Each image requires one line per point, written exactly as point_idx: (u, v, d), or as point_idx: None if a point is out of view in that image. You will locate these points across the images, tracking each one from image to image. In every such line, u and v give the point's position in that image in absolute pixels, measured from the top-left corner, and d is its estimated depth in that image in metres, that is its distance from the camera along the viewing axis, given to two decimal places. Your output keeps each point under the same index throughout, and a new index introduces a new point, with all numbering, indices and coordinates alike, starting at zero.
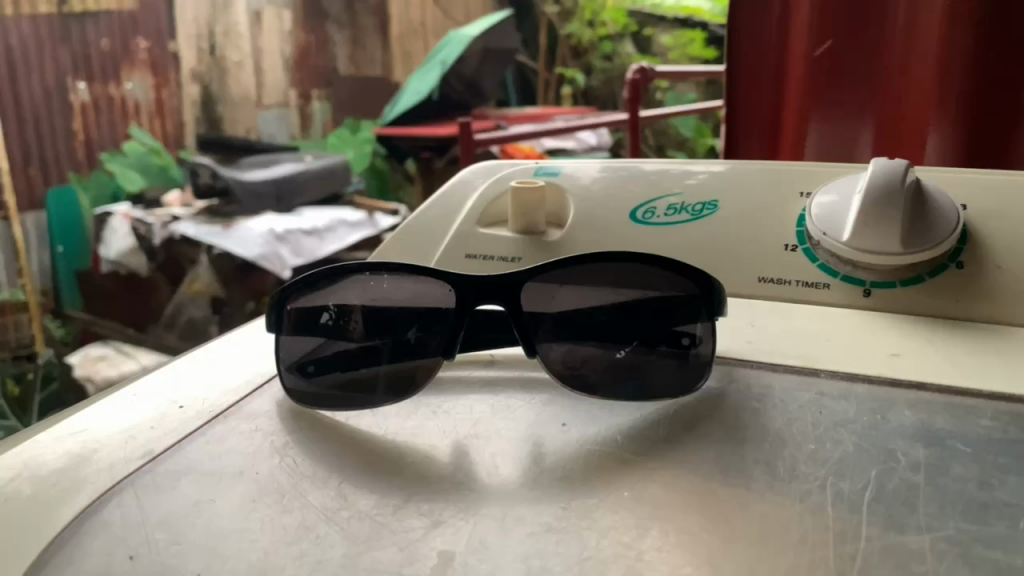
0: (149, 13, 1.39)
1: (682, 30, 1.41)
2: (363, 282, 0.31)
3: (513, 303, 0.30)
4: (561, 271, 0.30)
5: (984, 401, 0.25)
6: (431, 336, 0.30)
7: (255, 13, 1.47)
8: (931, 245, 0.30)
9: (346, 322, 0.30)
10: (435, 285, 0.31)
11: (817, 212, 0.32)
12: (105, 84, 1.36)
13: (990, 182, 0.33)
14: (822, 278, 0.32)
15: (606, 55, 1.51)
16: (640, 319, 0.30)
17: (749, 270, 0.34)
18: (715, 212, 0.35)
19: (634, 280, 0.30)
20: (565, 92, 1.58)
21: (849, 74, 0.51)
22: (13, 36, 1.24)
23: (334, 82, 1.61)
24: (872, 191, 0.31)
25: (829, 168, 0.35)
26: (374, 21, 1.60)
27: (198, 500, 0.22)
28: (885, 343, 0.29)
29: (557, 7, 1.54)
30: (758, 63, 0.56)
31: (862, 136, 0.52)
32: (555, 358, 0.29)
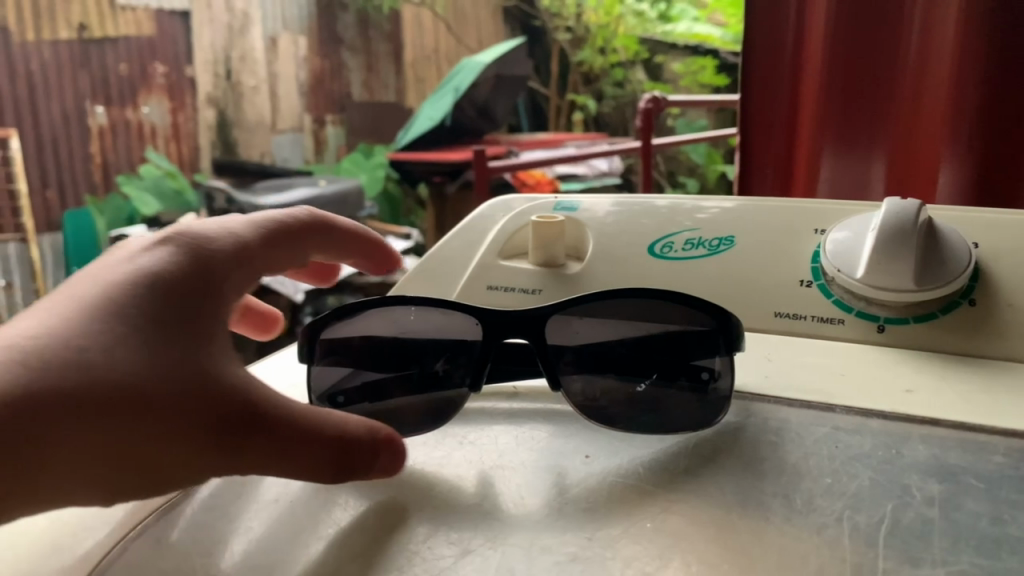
0: (166, 36, 1.23)
1: (693, 57, 1.25)
2: (391, 313, 0.32)
3: (537, 337, 0.31)
4: (583, 305, 0.31)
5: (996, 437, 0.26)
6: (457, 367, 0.31)
7: (270, 39, 1.39)
8: (944, 283, 0.31)
9: (378, 354, 0.31)
10: (459, 318, 0.32)
11: (832, 248, 0.33)
12: (122, 108, 1.16)
13: (998, 221, 0.33)
14: (837, 313, 0.33)
15: (616, 83, 1.40)
16: (659, 352, 0.31)
17: (765, 305, 0.34)
18: (732, 248, 0.36)
19: (654, 314, 0.31)
20: (576, 119, 1.49)
21: (860, 111, 0.53)
22: (34, 61, 1.01)
23: (348, 108, 1.55)
24: (886, 229, 0.32)
25: (841, 205, 0.36)
26: (388, 48, 1.53)
27: (284, 502, 0.24)
28: (898, 378, 0.30)
29: (569, 34, 1.44)
30: (769, 98, 0.57)
31: (875, 171, 0.54)
32: (575, 391, 0.30)
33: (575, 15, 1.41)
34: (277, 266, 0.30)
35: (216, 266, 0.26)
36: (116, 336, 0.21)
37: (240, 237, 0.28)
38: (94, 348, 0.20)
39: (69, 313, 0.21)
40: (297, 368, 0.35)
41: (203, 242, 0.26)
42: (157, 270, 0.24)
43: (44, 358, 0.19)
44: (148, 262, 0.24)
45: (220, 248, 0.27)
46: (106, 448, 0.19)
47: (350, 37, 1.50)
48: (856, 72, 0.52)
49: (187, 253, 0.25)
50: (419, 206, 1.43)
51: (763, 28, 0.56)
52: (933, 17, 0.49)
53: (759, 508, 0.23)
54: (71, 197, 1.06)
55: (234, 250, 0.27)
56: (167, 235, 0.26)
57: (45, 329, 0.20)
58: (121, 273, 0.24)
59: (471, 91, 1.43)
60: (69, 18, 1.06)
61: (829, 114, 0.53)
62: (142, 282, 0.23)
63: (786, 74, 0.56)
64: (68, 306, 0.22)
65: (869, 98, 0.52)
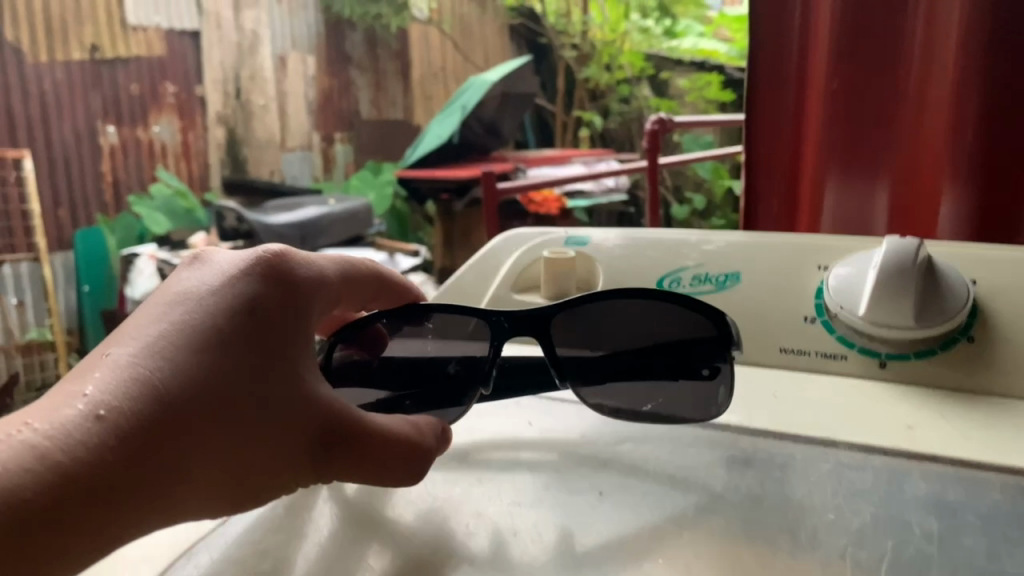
0: (177, 55, 1.18)
1: (698, 73, 1.12)
2: (411, 327, 0.37)
3: (546, 341, 0.36)
4: (586, 309, 0.36)
5: (996, 474, 0.27)
6: (468, 370, 0.37)
7: (279, 57, 1.24)
8: (942, 322, 0.32)
9: (397, 366, 0.37)
10: (471, 327, 0.37)
11: (835, 285, 0.35)
12: (133, 127, 1.13)
13: (998, 258, 0.35)
14: (840, 350, 0.35)
15: (622, 99, 1.20)
16: (666, 353, 0.36)
17: (770, 339, 0.36)
18: (738, 283, 0.38)
19: (655, 316, 0.36)
20: (581, 135, 1.25)
21: (867, 139, 0.57)
22: (46, 80, 1.02)
23: (356, 125, 1.32)
24: (886, 268, 0.33)
25: (849, 242, 0.38)
26: (396, 66, 1.30)
27: (330, 532, 0.28)
28: (901, 415, 0.31)
29: (574, 49, 1.22)
30: (776, 112, 0.60)
31: (877, 198, 0.58)
32: (590, 395, 0.36)
33: (581, 31, 1.21)
34: (345, 296, 0.36)
35: (294, 292, 0.31)
36: (214, 368, 0.27)
37: (320, 272, 0.33)
38: (204, 385, 0.27)
39: (179, 344, 0.27)
40: None
41: (286, 265, 0.32)
42: (247, 292, 0.30)
43: (169, 395, 0.26)
44: (239, 288, 0.30)
45: (304, 275, 0.32)
46: (218, 468, 0.27)
47: (358, 54, 1.28)
48: (867, 100, 0.56)
49: (270, 282, 0.31)
50: (428, 223, 1.28)
51: (772, 38, 0.58)
52: (938, 57, 0.54)
53: (766, 543, 0.24)
54: (83, 217, 1.08)
55: (310, 281, 0.32)
56: (264, 254, 0.31)
57: (165, 361, 0.27)
58: (216, 297, 0.30)
59: (478, 110, 1.24)
60: (81, 39, 1.05)
61: (838, 142, 0.57)
62: (239, 310, 0.29)
63: (793, 89, 0.59)
64: (177, 333, 0.28)
65: (878, 126, 0.57)
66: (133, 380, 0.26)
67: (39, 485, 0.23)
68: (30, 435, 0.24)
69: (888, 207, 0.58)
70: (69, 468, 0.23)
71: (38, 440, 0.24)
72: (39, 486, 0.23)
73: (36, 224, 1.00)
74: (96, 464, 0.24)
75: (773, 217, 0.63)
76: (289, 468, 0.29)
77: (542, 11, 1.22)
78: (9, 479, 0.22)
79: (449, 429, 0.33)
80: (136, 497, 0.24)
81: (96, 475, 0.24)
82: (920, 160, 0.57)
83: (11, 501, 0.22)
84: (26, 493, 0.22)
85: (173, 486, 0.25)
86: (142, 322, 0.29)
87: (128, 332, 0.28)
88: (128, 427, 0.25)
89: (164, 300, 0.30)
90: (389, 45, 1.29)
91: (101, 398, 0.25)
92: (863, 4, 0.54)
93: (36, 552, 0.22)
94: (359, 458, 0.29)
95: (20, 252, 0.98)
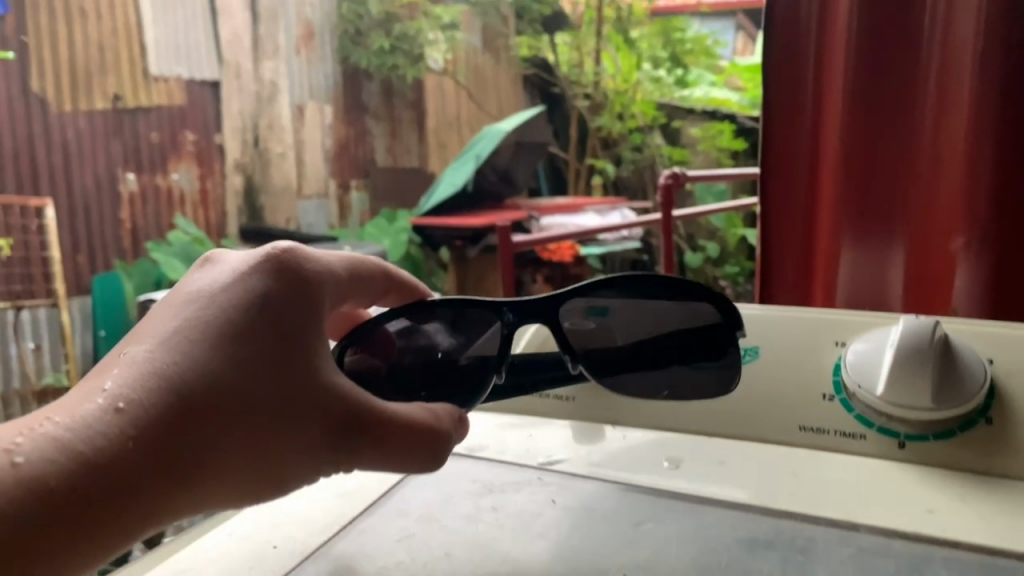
0: (197, 103, 1.15)
1: (711, 122, 1.13)
2: (424, 326, 0.48)
3: (554, 329, 0.47)
4: (587, 300, 0.47)
5: (1017, 560, 0.33)
6: (475, 358, 0.49)
7: (297, 107, 1.25)
8: (956, 405, 0.40)
9: (420, 358, 0.48)
10: (475, 320, 0.48)
11: (855, 360, 0.43)
12: (153, 175, 1.08)
13: (1005, 337, 0.43)
14: (860, 429, 0.44)
15: (635, 147, 1.19)
16: (667, 337, 0.48)
17: (794, 419, 0.46)
18: (755, 358, 0.48)
19: (646, 305, 0.48)
20: (594, 182, 1.21)
21: (879, 201, 0.63)
22: (69, 128, 0.97)
23: (371, 172, 1.30)
24: (904, 350, 0.41)
25: (859, 318, 0.47)
26: (411, 115, 1.28)
27: None
28: (921, 499, 0.38)
29: (588, 99, 1.21)
30: (789, 170, 0.66)
31: (891, 256, 0.65)
32: (604, 373, 0.49)
33: (594, 81, 1.21)
34: (348, 291, 0.46)
35: (302, 290, 0.42)
36: (233, 358, 0.39)
37: (332, 266, 0.44)
38: (217, 372, 0.38)
39: (205, 335, 0.39)
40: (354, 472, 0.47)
41: (294, 265, 0.42)
42: (261, 286, 0.41)
43: (175, 383, 0.37)
44: (253, 282, 0.41)
45: (315, 269, 0.43)
46: (244, 443, 0.38)
47: (373, 104, 1.28)
48: (875, 163, 0.62)
49: (281, 281, 0.41)
50: (441, 269, 1.27)
51: (782, 103, 0.65)
52: (945, 126, 0.60)
53: None
54: (100, 262, 1.01)
55: (289, 285, 0.41)
56: (274, 251, 0.42)
57: (183, 354, 0.38)
58: (227, 291, 0.41)
59: (493, 159, 1.25)
60: (104, 88, 1.01)
61: (851, 204, 0.63)
62: (254, 306, 0.40)
63: (805, 151, 0.65)
64: (198, 324, 0.39)
65: (889, 189, 0.63)
66: (149, 377, 0.37)
67: (62, 468, 0.33)
68: (51, 429, 0.34)
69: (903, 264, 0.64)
70: (88, 454, 0.33)
71: (62, 432, 0.34)
72: (61, 472, 0.33)
73: (56, 269, 0.94)
74: (112, 450, 0.34)
75: (793, 271, 0.69)
76: (313, 450, 0.40)
77: (555, 61, 1.22)
78: (36, 467, 0.32)
79: (463, 416, 0.45)
80: (146, 468, 0.35)
81: (108, 458, 0.34)
82: (930, 218, 0.63)
83: (36, 485, 0.32)
84: (51, 478, 0.32)
85: (199, 456, 0.37)
86: (160, 324, 0.40)
87: (147, 332, 0.39)
88: (136, 414, 0.35)
89: (182, 297, 0.41)
90: (405, 94, 1.27)
91: (120, 395, 0.35)
92: (872, 76, 0.61)
93: (88, 502, 0.33)
94: (372, 438, 0.40)
95: (39, 298, 0.92)
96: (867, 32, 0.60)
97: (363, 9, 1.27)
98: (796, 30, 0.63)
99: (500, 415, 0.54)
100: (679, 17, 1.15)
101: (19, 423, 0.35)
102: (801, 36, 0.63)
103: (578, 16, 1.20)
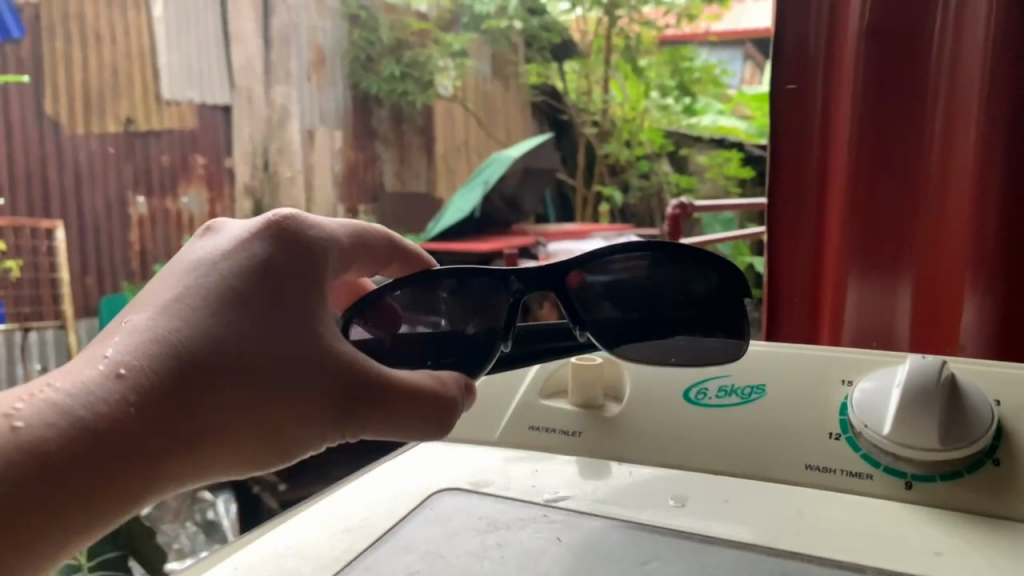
0: (209, 126, 1.12)
1: (719, 150, 1.20)
2: (432, 294, 0.48)
3: (565, 299, 0.49)
4: (602, 269, 0.49)
5: None
6: (481, 327, 0.49)
7: (308, 131, 1.21)
8: (964, 443, 0.40)
9: (425, 328, 0.48)
10: (484, 289, 0.48)
11: (862, 402, 0.44)
12: (164, 197, 1.07)
13: (1009, 382, 0.44)
14: (867, 469, 0.44)
15: (642, 173, 1.27)
16: (678, 307, 0.50)
17: (797, 459, 0.46)
18: (763, 395, 0.49)
19: (663, 276, 0.50)
20: (603, 211, 1.31)
21: (886, 225, 0.63)
22: (81, 152, 0.98)
23: (380, 198, 1.27)
24: (912, 390, 0.41)
25: (861, 360, 0.49)
26: (421, 141, 1.31)
27: None
28: (931, 542, 0.38)
29: (596, 127, 1.31)
30: (798, 186, 0.69)
31: (902, 285, 0.64)
32: (609, 339, 0.50)
33: (602, 108, 1.30)
34: (355, 257, 0.49)
35: (302, 255, 0.44)
36: (237, 326, 0.40)
37: (336, 236, 0.47)
38: (221, 341, 0.39)
39: (208, 301, 0.40)
40: (356, 505, 0.46)
41: (295, 230, 0.44)
42: (262, 254, 0.43)
43: (181, 350, 0.38)
44: (256, 249, 0.43)
45: (316, 235, 0.45)
46: (244, 414, 0.39)
47: (383, 129, 1.28)
48: (881, 187, 0.63)
49: (281, 247, 0.43)
50: None
51: (788, 124, 0.68)
52: (954, 152, 0.59)
53: None
54: (109, 284, 1.00)
55: (295, 251, 0.43)
56: (276, 218, 0.44)
57: (189, 323, 0.39)
58: (229, 258, 0.42)
59: (500, 185, 1.26)
60: (117, 112, 1.01)
61: (858, 226, 0.64)
62: (258, 271, 0.42)
63: (814, 167, 0.68)
64: (203, 291, 0.40)
65: (897, 213, 0.63)
66: (151, 344, 0.38)
67: (67, 432, 0.34)
68: (52, 395, 0.35)
69: (913, 291, 0.64)
70: (92, 421, 0.34)
71: (62, 397, 0.35)
72: (61, 438, 0.33)
73: (65, 290, 0.94)
74: (114, 418, 0.35)
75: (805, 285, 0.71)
76: (316, 419, 0.41)
77: (563, 89, 1.32)
78: (36, 433, 0.33)
79: (473, 387, 0.47)
80: (153, 438, 0.36)
81: (111, 423, 0.35)
82: (940, 244, 0.62)
83: (36, 449, 0.33)
84: (49, 444, 0.33)
85: (202, 427, 0.38)
86: (160, 292, 0.41)
87: (150, 298, 0.41)
88: (140, 382, 0.36)
89: (184, 264, 0.42)
90: (414, 119, 1.30)
91: (122, 363, 0.36)
92: (882, 99, 0.61)
93: (96, 472, 0.34)
94: (380, 407, 0.42)
95: (48, 320, 0.92)
96: (874, 67, 0.60)
97: (375, 36, 1.27)
98: (803, 60, 0.66)
99: (505, 449, 0.53)
100: (688, 47, 1.27)
101: (20, 389, 0.36)
102: (809, 68, 0.66)
103: (587, 44, 1.30)
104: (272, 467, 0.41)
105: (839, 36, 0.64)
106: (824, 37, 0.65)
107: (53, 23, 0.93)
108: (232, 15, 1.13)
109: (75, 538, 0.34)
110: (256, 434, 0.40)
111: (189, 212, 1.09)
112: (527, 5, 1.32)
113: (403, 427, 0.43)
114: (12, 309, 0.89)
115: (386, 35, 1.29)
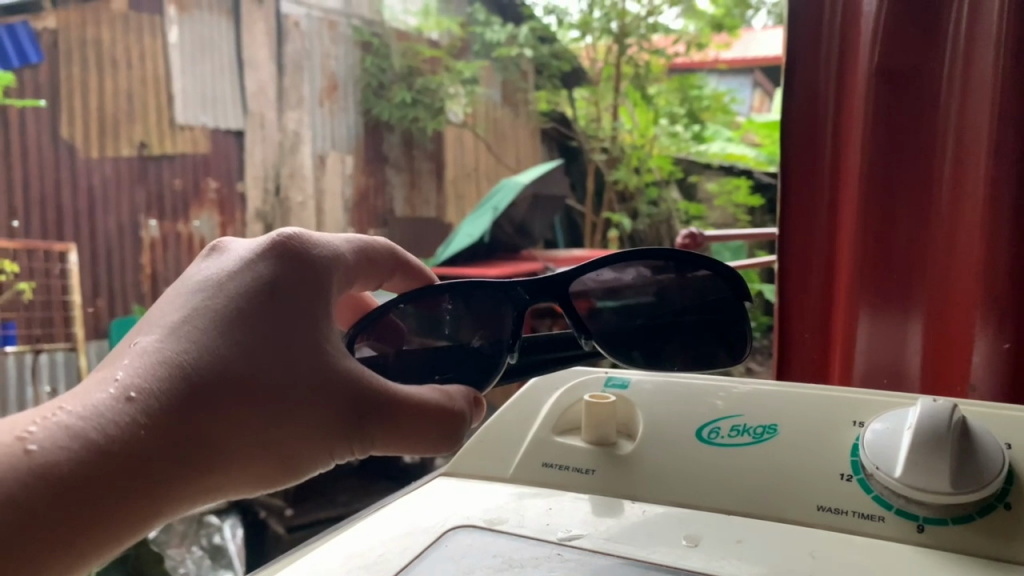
0: (221, 151, 1.12)
1: (727, 177, 1.17)
2: (439, 306, 0.53)
3: (567, 308, 0.56)
4: (605, 280, 0.56)
5: None
6: (485, 340, 0.55)
7: (319, 157, 1.20)
8: (977, 486, 0.40)
9: (431, 340, 0.53)
10: (491, 304, 0.54)
11: (872, 443, 0.45)
12: (176, 221, 1.06)
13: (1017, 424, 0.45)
14: (880, 511, 0.44)
15: (650, 201, 1.27)
16: (684, 315, 0.57)
17: (810, 500, 0.46)
18: (774, 434, 0.50)
19: (666, 285, 0.57)
20: (611, 237, 1.28)
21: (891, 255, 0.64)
22: (95, 175, 0.97)
23: (390, 224, 1.28)
24: (922, 430, 0.42)
25: (865, 400, 0.50)
26: (430, 166, 1.36)
27: None
28: None
29: (604, 155, 1.36)
30: (807, 215, 0.70)
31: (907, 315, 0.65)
32: (617, 347, 0.58)
33: (611, 135, 1.36)
34: (364, 274, 0.50)
35: (307, 272, 0.44)
36: (248, 349, 0.41)
37: (341, 252, 0.48)
38: (231, 364, 0.40)
39: (220, 324, 0.41)
40: (362, 542, 0.47)
41: (299, 249, 0.45)
42: (273, 276, 0.43)
43: (193, 375, 0.39)
44: (265, 269, 0.44)
45: (320, 253, 0.46)
46: (251, 434, 0.41)
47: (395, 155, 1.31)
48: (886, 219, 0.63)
49: (285, 266, 0.44)
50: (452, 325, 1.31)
51: (798, 155, 0.69)
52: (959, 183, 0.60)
53: None
54: (120, 306, 0.98)
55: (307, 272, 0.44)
56: (284, 237, 0.45)
57: (202, 347, 0.40)
58: (238, 278, 0.43)
59: (510, 211, 1.26)
60: (131, 136, 1.02)
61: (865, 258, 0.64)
62: (268, 292, 0.43)
63: (823, 197, 0.69)
64: (215, 315, 0.42)
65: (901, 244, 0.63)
66: (160, 366, 0.39)
67: (78, 455, 0.34)
68: (65, 418, 0.36)
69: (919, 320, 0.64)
70: (102, 445, 0.35)
71: (73, 419, 0.36)
72: (73, 461, 0.34)
73: (76, 312, 0.91)
74: (123, 442, 0.36)
75: (815, 313, 0.72)
76: (328, 437, 0.43)
77: (572, 115, 1.42)
78: (48, 456, 0.34)
79: (481, 399, 0.52)
80: (161, 461, 0.37)
81: (122, 445, 0.36)
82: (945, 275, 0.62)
83: (47, 471, 0.33)
84: (62, 467, 0.34)
85: (209, 450, 0.39)
86: (168, 313, 0.42)
87: (163, 322, 0.42)
88: (150, 406, 0.37)
89: (196, 286, 0.44)
90: (423, 145, 1.36)
91: (131, 385, 0.38)
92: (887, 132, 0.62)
93: (106, 494, 0.35)
94: (391, 422, 0.44)
95: (58, 341, 0.89)
96: (881, 105, 0.61)
97: (387, 63, 1.32)
98: (812, 92, 0.67)
99: (514, 484, 0.53)
100: (695, 74, 1.36)
101: (34, 413, 0.37)
102: (819, 99, 0.68)
103: (596, 72, 1.41)
104: (281, 483, 0.42)
105: (850, 69, 0.65)
106: (835, 69, 0.66)
107: (72, 48, 0.92)
108: (246, 42, 1.13)
109: (89, 560, 0.35)
110: (266, 451, 0.41)
111: (199, 235, 1.08)
112: (537, 34, 1.42)
113: (408, 436, 0.44)
114: (24, 330, 0.85)
115: (398, 61, 1.35)
